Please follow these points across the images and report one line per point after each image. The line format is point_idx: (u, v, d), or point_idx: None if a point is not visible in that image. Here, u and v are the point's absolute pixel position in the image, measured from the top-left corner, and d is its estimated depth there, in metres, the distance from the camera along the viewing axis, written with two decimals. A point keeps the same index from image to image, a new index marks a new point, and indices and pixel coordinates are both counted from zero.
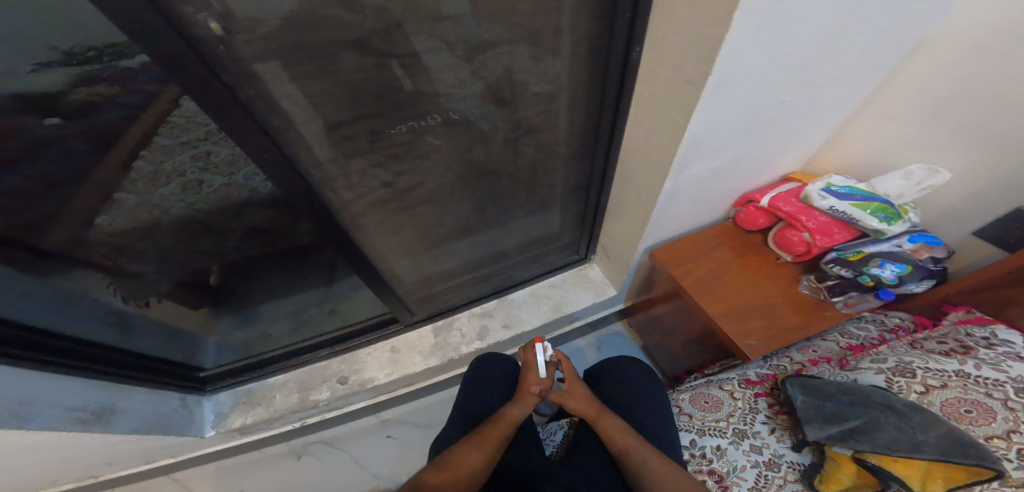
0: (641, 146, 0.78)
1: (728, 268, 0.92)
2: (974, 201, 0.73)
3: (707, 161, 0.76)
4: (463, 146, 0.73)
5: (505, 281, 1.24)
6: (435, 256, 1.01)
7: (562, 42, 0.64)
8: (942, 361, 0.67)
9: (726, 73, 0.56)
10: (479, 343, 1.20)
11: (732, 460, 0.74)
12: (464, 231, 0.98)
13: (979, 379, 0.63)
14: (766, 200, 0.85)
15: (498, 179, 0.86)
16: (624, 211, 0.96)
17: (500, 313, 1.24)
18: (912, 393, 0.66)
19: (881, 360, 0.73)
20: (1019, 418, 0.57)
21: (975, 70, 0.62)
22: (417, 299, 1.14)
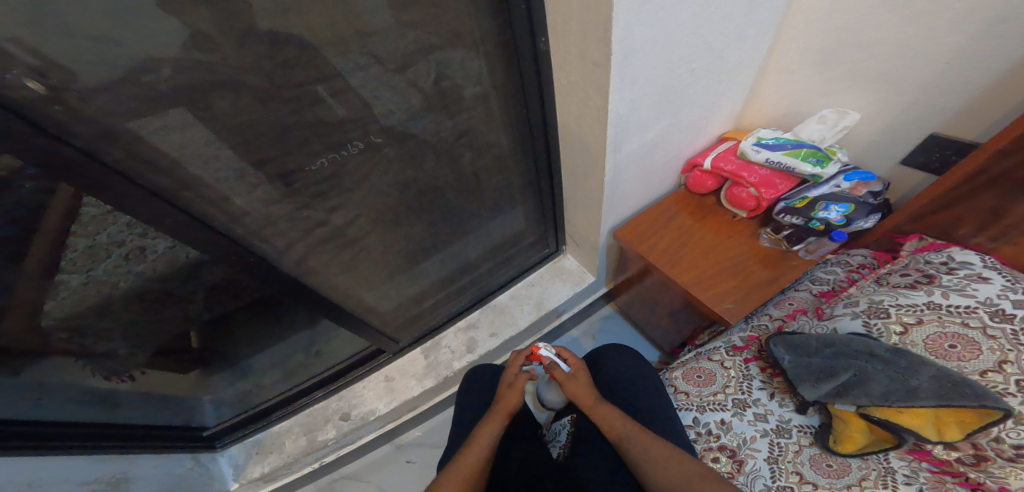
0: (574, 134, 0.76)
1: (691, 233, 0.91)
2: (890, 133, 0.71)
3: (637, 139, 0.76)
4: (394, 167, 0.71)
5: (481, 290, 1.23)
6: (403, 278, 1.00)
7: (469, 45, 0.62)
8: (910, 295, 0.66)
9: (625, 50, 0.55)
10: (470, 357, 1.17)
11: (740, 432, 0.72)
12: (426, 248, 0.96)
13: (951, 309, 0.62)
14: (708, 162, 0.85)
15: (445, 191, 0.85)
16: (578, 197, 0.94)
17: (485, 321, 1.22)
18: (893, 335, 0.64)
19: (855, 304, 0.71)
20: (1001, 345, 0.56)
21: (846, 20, 0.64)
22: (399, 323, 1.12)
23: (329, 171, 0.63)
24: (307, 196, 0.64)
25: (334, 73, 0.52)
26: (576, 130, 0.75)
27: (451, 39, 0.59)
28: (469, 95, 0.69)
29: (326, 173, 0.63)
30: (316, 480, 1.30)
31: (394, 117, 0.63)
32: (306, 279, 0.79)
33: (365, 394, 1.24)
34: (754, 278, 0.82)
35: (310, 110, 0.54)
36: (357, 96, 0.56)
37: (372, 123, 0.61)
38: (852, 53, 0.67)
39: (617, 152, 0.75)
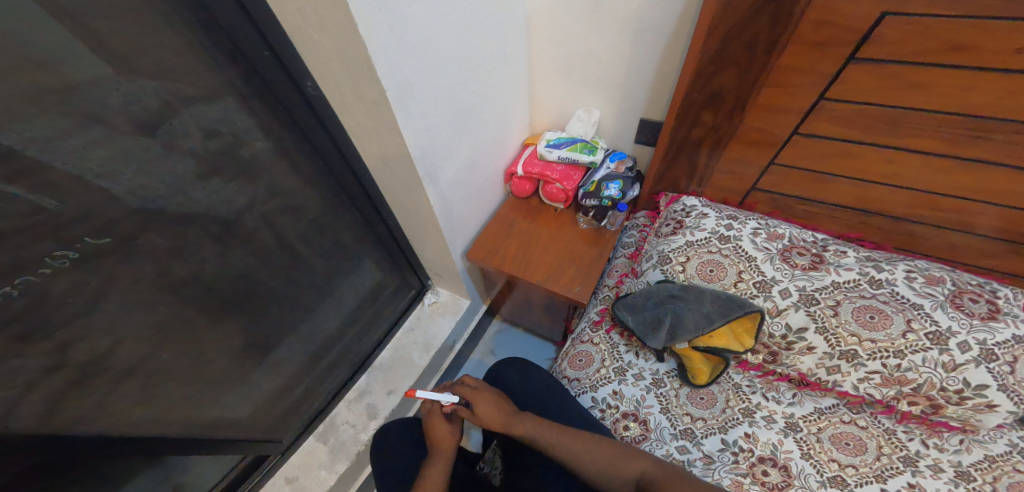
0: (382, 168, 0.78)
1: (531, 234, 1.00)
2: (625, 118, 0.93)
3: (450, 166, 0.82)
4: (181, 253, 0.63)
5: (358, 355, 1.14)
6: (252, 373, 0.88)
7: (224, 99, 0.58)
8: (674, 240, 0.88)
9: (399, 86, 0.60)
10: (376, 422, 1.07)
11: (631, 396, 0.83)
12: (268, 332, 0.87)
13: (698, 243, 0.85)
14: (520, 168, 0.96)
15: (266, 266, 0.78)
16: (421, 232, 0.96)
17: (378, 383, 1.13)
18: (677, 274, 0.85)
19: (651, 258, 0.89)
20: (732, 260, 0.81)
21: (566, 34, 0.81)
22: (271, 424, 0.98)
23: (74, 273, 0.52)
24: (53, 315, 0.53)
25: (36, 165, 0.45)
26: (381, 163, 0.77)
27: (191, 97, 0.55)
28: (246, 155, 0.65)
29: (78, 276, 0.53)
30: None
31: (153, 199, 0.56)
32: (71, 434, 0.61)
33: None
34: (587, 259, 0.94)
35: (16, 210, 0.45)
36: (83, 174, 0.49)
37: (118, 212, 0.53)
38: (580, 63, 0.85)
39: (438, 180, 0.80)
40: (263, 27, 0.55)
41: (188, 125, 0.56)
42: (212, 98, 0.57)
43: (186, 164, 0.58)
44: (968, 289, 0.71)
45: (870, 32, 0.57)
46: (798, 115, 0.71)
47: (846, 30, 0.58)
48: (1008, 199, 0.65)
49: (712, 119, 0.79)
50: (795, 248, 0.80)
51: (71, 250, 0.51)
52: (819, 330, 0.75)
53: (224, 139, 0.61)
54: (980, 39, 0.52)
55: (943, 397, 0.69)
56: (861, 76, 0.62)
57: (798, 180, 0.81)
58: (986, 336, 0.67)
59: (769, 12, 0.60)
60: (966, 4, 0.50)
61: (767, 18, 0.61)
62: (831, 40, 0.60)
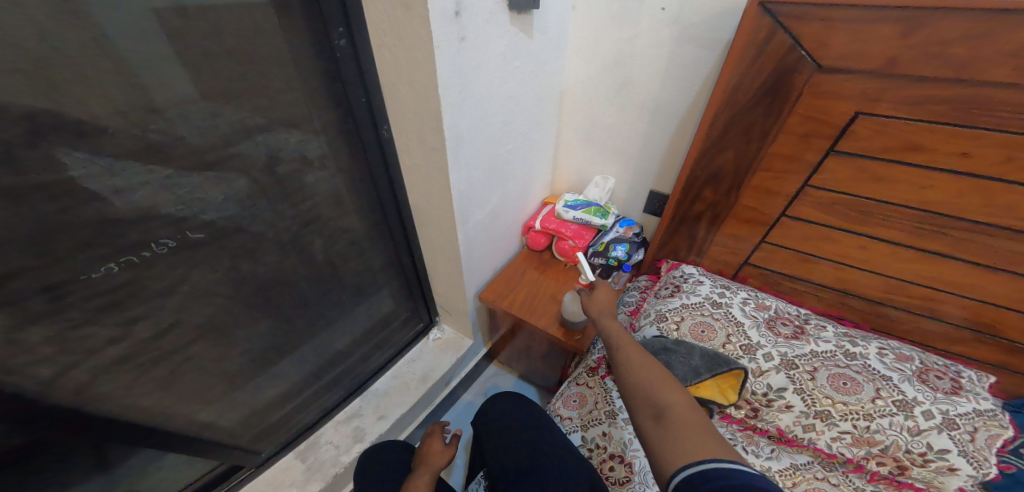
0: (424, 208, 0.90)
1: (540, 282, 1.11)
2: (633, 187, 1.10)
3: (481, 211, 0.93)
4: (242, 255, 0.71)
5: (357, 378, 1.17)
6: (261, 379, 0.91)
7: (317, 130, 0.71)
8: (672, 301, 0.99)
9: (456, 138, 0.74)
10: (359, 446, 1.05)
11: (620, 438, 0.86)
12: (288, 344, 0.92)
13: (693, 305, 0.96)
14: (539, 223, 1.11)
15: (304, 280, 0.86)
16: (441, 267, 1.06)
17: (370, 406, 1.14)
18: (672, 331, 0.92)
19: (649, 315, 0.99)
20: (722, 323, 0.91)
21: (591, 110, 1.01)
22: (263, 435, 0.98)
23: (168, 258, 0.62)
24: (137, 293, 0.61)
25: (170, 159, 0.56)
26: (424, 203, 0.89)
27: (293, 124, 0.68)
28: (320, 180, 0.77)
29: (168, 261, 0.62)
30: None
31: (238, 202, 0.66)
32: (102, 407, 0.65)
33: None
34: None
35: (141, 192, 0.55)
36: (206, 178, 0.60)
37: (215, 212, 0.64)
38: (600, 134, 1.04)
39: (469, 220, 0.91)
40: (365, 84, 0.71)
41: (283, 145, 0.68)
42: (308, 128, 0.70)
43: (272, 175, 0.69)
44: (932, 367, 0.82)
45: (846, 128, 0.73)
46: (784, 199, 0.86)
47: (824, 126, 0.75)
48: (955, 287, 0.78)
49: (712, 194, 0.94)
50: (778, 318, 0.92)
51: (174, 239, 0.61)
52: (797, 390, 0.82)
53: (308, 164, 0.74)
54: (933, 143, 0.68)
55: (909, 459, 0.75)
56: (840, 165, 0.77)
57: (787, 259, 0.94)
58: (949, 407, 0.76)
59: (764, 106, 0.78)
60: (920, 110, 0.66)
61: (762, 110, 0.79)
62: (815, 133, 0.76)
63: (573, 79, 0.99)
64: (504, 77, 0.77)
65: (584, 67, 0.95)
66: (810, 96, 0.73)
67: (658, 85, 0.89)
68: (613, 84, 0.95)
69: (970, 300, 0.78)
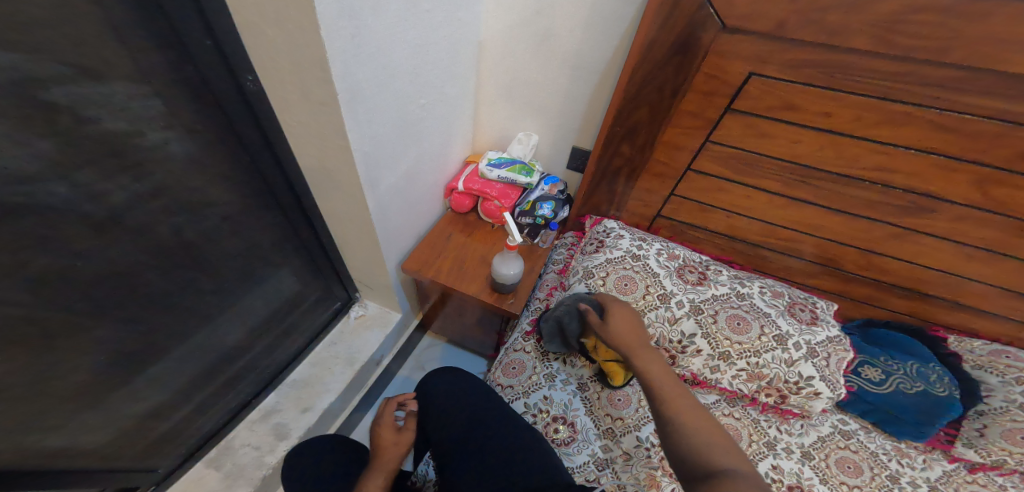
0: (317, 172, 0.75)
1: (467, 246, 1.03)
2: (556, 144, 1.02)
3: (392, 173, 0.80)
4: (42, 247, 0.52)
5: (268, 371, 1.05)
6: (126, 391, 0.74)
7: (138, 76, 0.52)
8: (596, 257, 0.98)
9: (351, 89, 0.59)
10: (284, 444, 0.98)
11: (561, 400, 0.92)
12: (156, 348, 0.75)
13: (615, 260, 0.96)
14: (461, 184, 1.00)
15: (161, 269, 0.68)
16: (351, 239, 0.93)
17: (291, 400, 1.06)
18: (598, 288, 0.94)
19: (577, 273, 0.98)
20: (642, 276, 0.94)
21: (511, 64, 0.89)
22: (145, 452, 0.83)
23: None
24: None
25: None
26: (315, 166, 0.73)
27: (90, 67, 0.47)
28: (156, 147, 0.57)
29: None
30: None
31: (13, 181, 0.46)
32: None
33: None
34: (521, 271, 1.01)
35: None
36: None
37: None
38: (521, 90, 0.93)
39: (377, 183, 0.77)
40: (203, 8, 0.51)
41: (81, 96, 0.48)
42: (120, 71, 0.50)
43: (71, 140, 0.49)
44: (797, 301, 0.94)
45: (740, 88, 0.73)
46: (689, 152, 0.86)
47: (726, 86, 0.74)
48: (826, 235, 0.87)
49: (629, 151, 0.91)
50: (687, 267, 0.97)
51: None
52: (704, 335, 0.90)
53: (129, 125, 0.53)
54: (807, 104, 0.71)
55: (787, 388, 0.87)
56: (733, 123, 0.78)
57: (690, 211, 0.97)
58: (810, 337, 0.89)
59: (675, 66, 0.74)
60: (805, 75, 0.68)
61: (672, 67, 0.75)
62: (715, 92, 0.75)
63: (492, 27, 0.84)
64: (408, 12, 0.61)
65: (502, 12, 0.81)
66: (712, 56, 0.71)
67: (580, 38, 0.80)
68: (532, 34, 0.83)
69: (838, 244, 0.88)
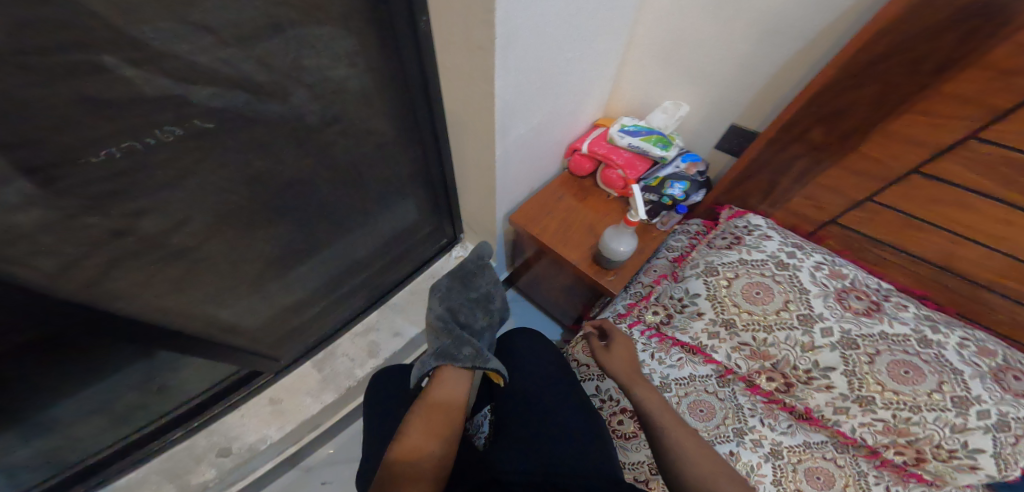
0: (466, 121, 0.78)
1: (576, 211, 1.02)
2: (707, 120, 0.93)
3: (523, 128, 0.81)
4: (256, 153, 0.62)
5: (377, 291, 1.18)
6: (279, 280, 0.88)
7: (347, 14, 0.57)
8: (728, 254, 0.89)
9: (508, 34, 0.58)
10: (374, 361, 1.12)
11: (634, 394, 0.89)
12: (305, 251, 0.88)
13: (753, 262, 0.85)
14: (586, 146, 0.98)
15: (324, 185, 0.78)
16: (471, 183, 0.97)
17: (386, 322, 1.18)
18: (721, 288, 0.86)
19: (697, 267, 0.91)
20: (783, 288, 0.82)
21: (675, 22, 0.81)
22: (279, 337, 1.00)
23: (174, 147, 0.53)
24: (134, 185, 0.53)
25: (172, 33, 0.44)
26: (466, 117, 0.77)
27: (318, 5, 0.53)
28: (343, 79, 0.64)
29: (173, 152, 0.53)
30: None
31: (250, 98, 0.55)
32: (116, 300, 0.63)
33: (249, 424, 0.99)
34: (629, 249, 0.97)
35: (132, 69, 0.44)
36: (212, 62, 0.49)
37: (225, 103, 0.53)
38: (681, 51, 0.84)
39: (507, 134, 0.78)
40: None
41: (307, 30, 0.54)
42: (338, 9, 0.55)
43: (292, 68, 0.56)
44: (1015, 367, 0.73)
45: None
46: (927, 150, 0.66)
47: None
48: None
49: (821, 137, 0.75)
50: (851, 290, 0.81)
51: (177, 128, 0.51)
52: (846, 372, 0.76)
53: (331, 59, 0.60)
54: None
55: (931, 453, 0.71)
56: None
57: (888, 225, 0.78)
58: (1010, 410, 0.69)
59: (950, 29, 0.56)
60: None
61: (949, 34, 0.56)
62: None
63: None
64: None
65: None
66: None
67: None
68: None
69: None
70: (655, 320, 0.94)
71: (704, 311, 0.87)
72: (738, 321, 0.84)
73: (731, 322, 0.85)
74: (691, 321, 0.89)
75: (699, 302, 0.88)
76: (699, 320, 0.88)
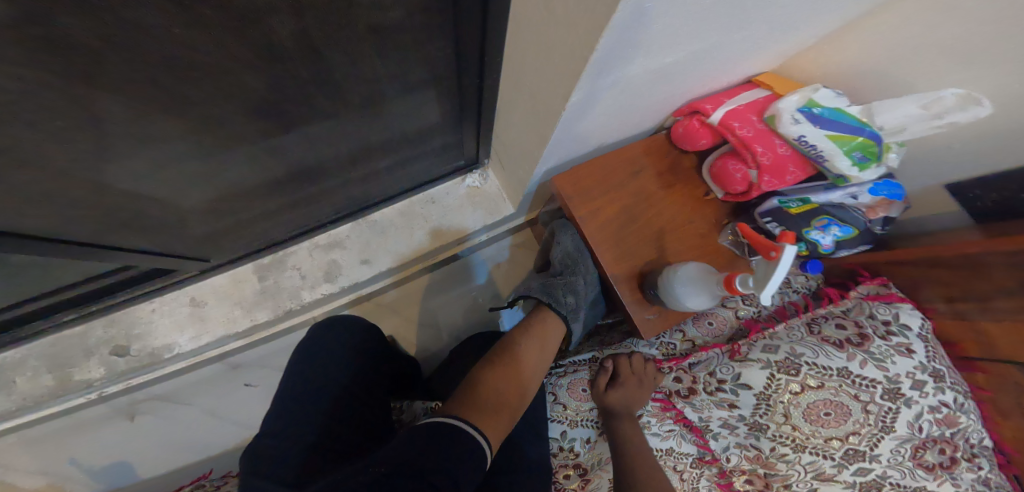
0: (556, 70, 0.43)
1: (649, 204, 0.73)
2: (974, 141, 0.55)
3: (634, 78, 0.45)
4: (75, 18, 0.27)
5: (355, 203, 0.91)
6: (196, 182, 0.59)
7: None
8: (833, 354, 0.73)
9: None
10: (328, 287, 0.95)
11: (598, 453, 0.80)
12: (249, 161, 0.60)
13: (858, 378, 0.70)
14: (718, 115, 0.60)
15: (270, 80, 0.43)
16: (520, 115, 0.61)
17: (358, 244, 0.96)
18: (789, 392, 0.74)
19: (776, 351, 0.77)
20: (864, 420, 0.68)
21: None
22: (207, 236, 0.75)
23: None
24: None
25: None
26: (560, 65, 0.42)
27: None
28: None
29: None
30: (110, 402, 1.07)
31: None
32: None
33: (158, 325, 0.89)
34: None
35: None
36: None
37: None
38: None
39: (605, 80, 0.43)
40: None
41: None
42: None
43: None
44: None
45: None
46: None
47: None
48: None
49: None
50: (941, 441, 0.66)
51: None
52: None
53: None
54: None
55: None
56: None
57: None
58: None
59: None
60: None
61: None
62: None
63: None
64: None
65: None
66: None
67: None
68: None
69: None
70: (673, 388, 0.84)
71: (738, 407, 0.77)
72: (768, 428, 0.74)
73: (761, 426, 0.75)
74: (714, 408, 0.79)
75: (741, 394, 0.78)
76: (725, 411, 0.78)
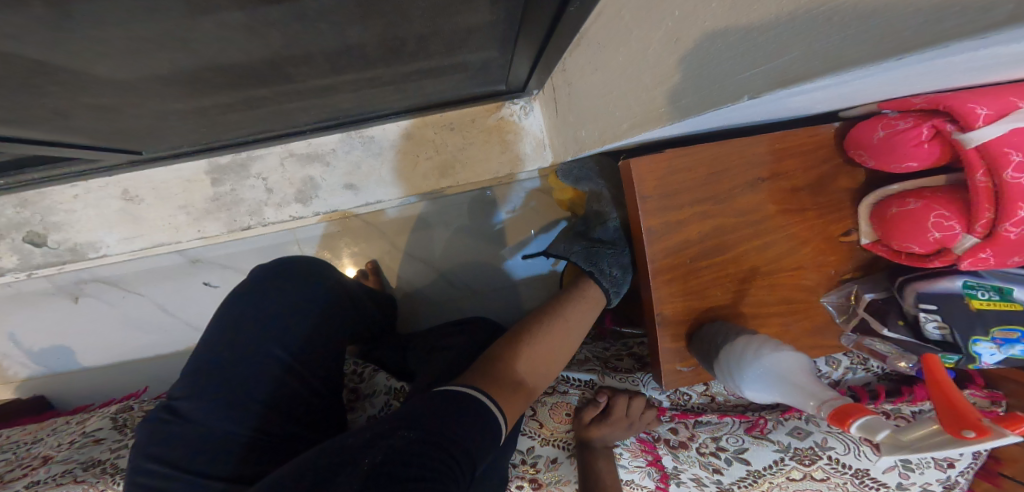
0: (777, 43, 0.22)
1: (749, 232, 0.53)
2: None
3: (934, 71, 0.22)
4: None
5: (350, 114, 0.68)
6: (76, 71, 0.37)
7: None
8: (868, 456, 0.66)
9: None
10: (299, 209, 0.77)
11: (559, 474, 0.72)
12: (207, 67, 0.41)
13: (873, 481, 0.66)
14: (986, 135, 0.35)
15: None
16: (639, 48, 0.36)
17: (344, 162, 0.76)
18: (790, 475, 0.68)
19: (807, 433, 0.68)
20: None
21: None
22: (139, 128, 0.54)
23: None
24: None
25: None
26: (798, 38, 0.21)
27: None
28: None
29: None
30: (52, 279, 1.10)
31: None
32: None
33: (82, 217, 0.75)
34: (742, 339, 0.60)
35: None
36: None
37: None
38: None
39: (901, 68, 0.19)
40: None
41: None
42: None
43: None
44: None
45: None
46: None
47: None
48: None
49: None
50: None
51: None
52: None
53: None
54: None
55: None
56: None
57: None
58: None
59: None
60: None
61: None
62: None
63: None
64: None
65: None
66: None
67: None
68: None
69: None
70: (664, 436, 0.74)
71: (721, 474, 0.69)
72: None
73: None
74: (697, 466, 0.71)
75: (733, 464, 0.70)
76: (705, 472, 0.70)
